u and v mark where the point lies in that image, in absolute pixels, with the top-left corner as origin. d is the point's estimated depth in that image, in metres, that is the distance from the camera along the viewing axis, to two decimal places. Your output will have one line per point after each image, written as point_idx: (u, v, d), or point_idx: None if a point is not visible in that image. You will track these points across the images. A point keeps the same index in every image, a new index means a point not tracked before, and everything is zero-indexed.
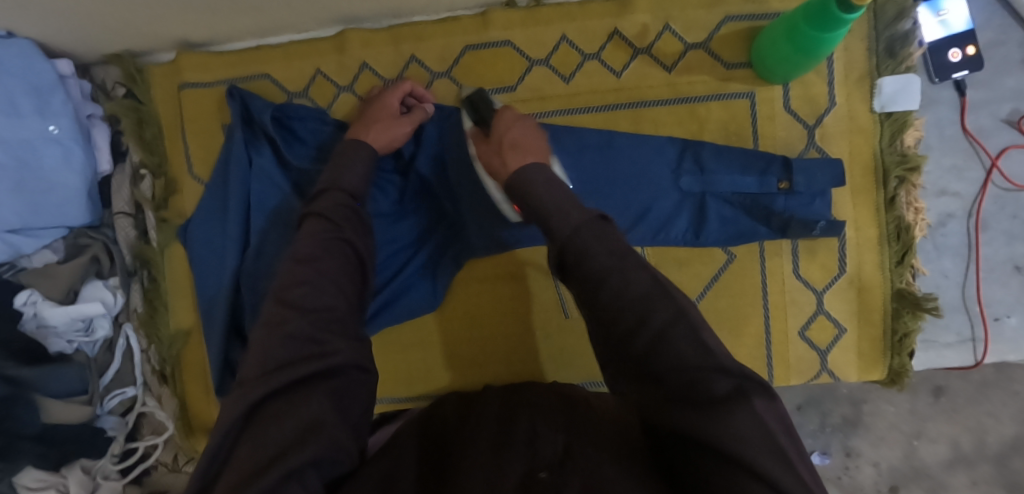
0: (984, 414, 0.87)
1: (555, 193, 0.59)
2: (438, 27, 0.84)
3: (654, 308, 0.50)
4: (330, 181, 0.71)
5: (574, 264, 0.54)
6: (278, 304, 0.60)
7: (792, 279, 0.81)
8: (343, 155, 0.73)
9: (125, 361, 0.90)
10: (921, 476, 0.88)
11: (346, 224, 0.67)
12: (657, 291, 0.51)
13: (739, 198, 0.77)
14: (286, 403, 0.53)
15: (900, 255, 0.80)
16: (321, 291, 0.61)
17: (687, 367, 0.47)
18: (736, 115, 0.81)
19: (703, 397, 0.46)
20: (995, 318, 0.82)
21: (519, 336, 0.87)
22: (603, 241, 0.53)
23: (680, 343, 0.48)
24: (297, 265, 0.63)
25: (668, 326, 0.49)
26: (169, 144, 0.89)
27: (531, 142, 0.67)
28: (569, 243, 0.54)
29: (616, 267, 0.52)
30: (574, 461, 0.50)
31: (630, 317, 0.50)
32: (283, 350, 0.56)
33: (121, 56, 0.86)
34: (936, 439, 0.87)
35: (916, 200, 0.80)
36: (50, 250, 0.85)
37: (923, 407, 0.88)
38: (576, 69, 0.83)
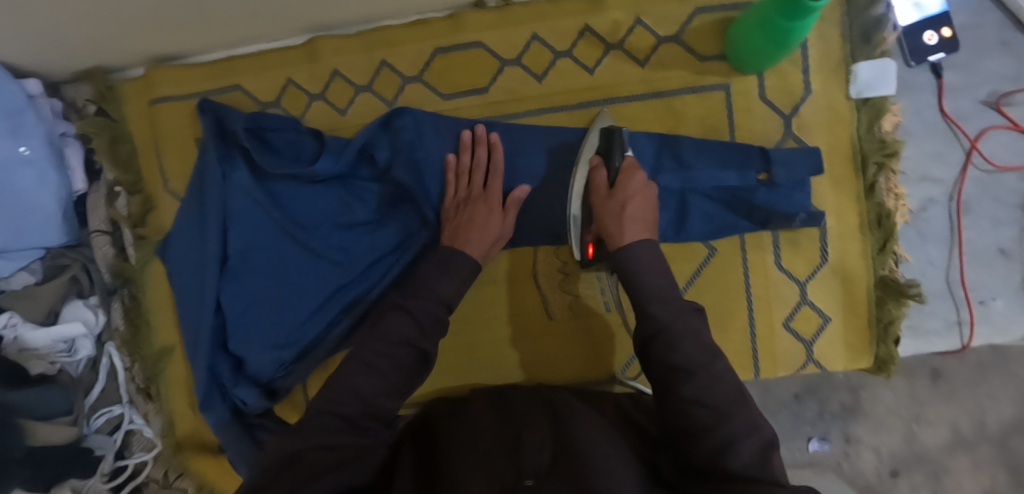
0: (983, 396, 0.86)
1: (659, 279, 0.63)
2: (410, 32, 0.83)
3: (735, 417, 0.55)
4: (423, 290, 0.69)
5: (662, 354, 0.59)
6: (336, 382, 0.61)
7: (776, 271, 0.81)
8: (447, 264, 0.71)
9: (110, 380, 0.91)
10: (922, 460, 0.87)
11: (429, 333, 0.66)
12: (733, 401, 0.56)
13: (719, 192, 0.77)
14: (329, 455, 0.55)
15: (883, 243, 0.80)
16: (386, 386, 0.62)
17: (750, 468, 0.53)
18: (713, 108, 0.80)
19: (761, 484, 0.51)
20: (981, 301, 0.81)
21: (504, 340, 0.87)
22: (697, 340, 0.59)
23: (746, 450, 0.53)
24: (363, 350, 0.63)
25: (738, 438, 0.54)
26: (144, 161, 0.88)
27: (640, 221, 0.67)
28: (662, 341, 0.59)
29: (703, 368, 0.57)
30: (562, 465, 0.51)
31: (708, 415, 0.55)
32: (331, 419, 0.58)
33: (91, 73, 0.85)
34: (935, 422, 0.87)
35: (896, 186, 0.80)
36: (28, 272, 0.84)
37: (921, 391, 0.87)
38: (549, 68, 0.82)
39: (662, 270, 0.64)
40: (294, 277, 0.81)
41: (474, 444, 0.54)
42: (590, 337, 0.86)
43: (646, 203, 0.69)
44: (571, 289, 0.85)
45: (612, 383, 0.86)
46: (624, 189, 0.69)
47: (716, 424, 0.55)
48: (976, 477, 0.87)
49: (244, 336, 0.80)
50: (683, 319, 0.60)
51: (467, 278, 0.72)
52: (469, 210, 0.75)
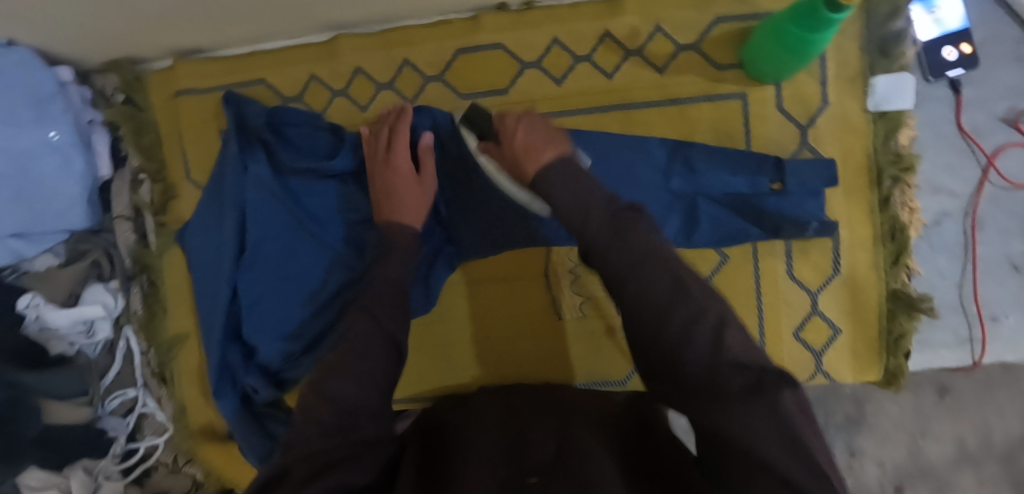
0: (990, 412, 0.86)
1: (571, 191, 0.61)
2: (429, 32, 0.84)
3: (676, 308, 0.49)
4: (382, 278, 0.70)
5: (601, 263, 0.55)
6: (311, 393, 0.56)
7: (786, 280, 0.81)
8: (390, 246, 0.75)
9: (125, 363, 0.91)
10: (926, 475, 0.87)
11: (392, 321, 0.64)
12: (673, 291, 0.50)
13: (728, 198, 0.78)
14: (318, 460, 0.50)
15: (896, 255, 0.80)
16: (359, 385, 0.57)
17: (704, 365, 0.46)
18: (727, 115, 0.81)
19: (721, 396, 0.44)
20: (992, 318, 0.81)
21: (513, 337, 0.87)
22: (626, 243, 0.53)
23: (697, 345, 0.47)
24: (336, 356, 0.59)
25: (682, 331, 0.47)
26: (167, 150, 0.90)
27: (542, 142, 0.68)
28: (599, 254, 0.55)
29: (632, 263, 0.52)
30: (563, 465, 0.51)
31: (649, 314, 0.49)
32: (310, 430, 0.53)
33: (119, 63, 0.87)
34: (941, 438, 0.86)
35: (910, 200, 0.80)
36: (52, 254, 0.86)
37: (928, 406, 0.87)
38: (567, 72, 0.83)
39: (575, 187, 0.61)
40: (306, 268, 0.83)
41: (481, 441, 0.55)
42: (597, 337, 0.87)
43: (536, 127, 0.70)
44: (578, 291, 0.86)
45: (613, 385, 0.87)
46: (506, 138, 0.71)
47: (660, 324, 0.49)
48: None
49: (257, 326, 0.82)
50: (616, 229, 0.55)
51: (409, 246, 0.75)
52: (381, 177, 0.79)
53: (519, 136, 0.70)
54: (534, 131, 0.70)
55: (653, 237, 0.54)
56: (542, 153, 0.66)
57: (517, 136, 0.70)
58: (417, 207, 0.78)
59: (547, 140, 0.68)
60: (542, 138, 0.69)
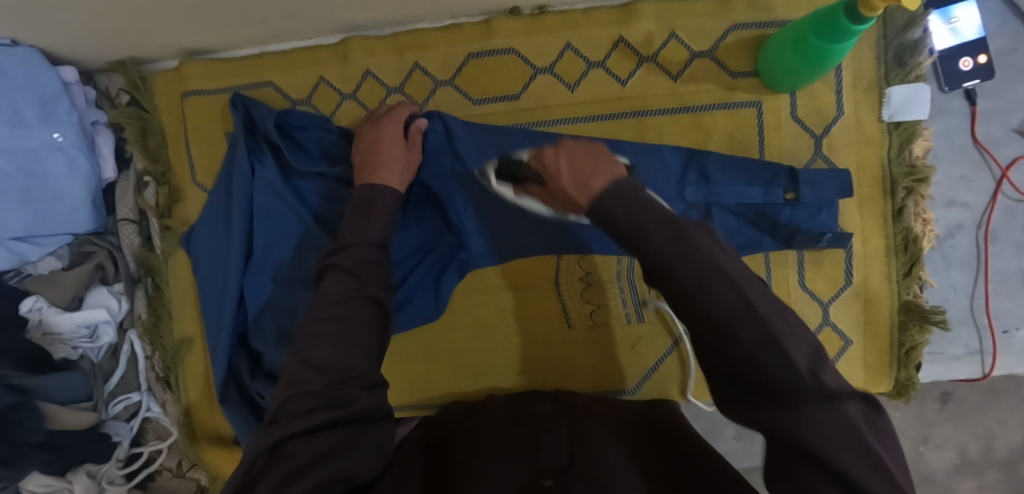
0: (993, 421, 0.85)
1: (571, 169, 0.54)
2: (440, 35, 0.83)
3: (743, 323, 0.43)
4: (355, 236, 0.68)
5: (662, 275, 0.46)
6: (297, 362, 0.58)
7: (798, 291, 0.81)
8: (368, 205, 0.71)
9: (130, 366, 0.90)
10: (928, 482, 0.87)
11: (372, 280, 0.64)
12: (742, 307, 0.43)
13: (744, 208, 0.77)
14: (311, 447, 0.53)
15: (909, 267, 0.79)
16: (347, 351, 0.58)
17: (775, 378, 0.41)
18: (742, 124, 0.80)
19: (797, 406, 0.41)
20: (1004, 330, 0.81)
21: (524, 345, 0.87)
22: (690, 260, 0.45)
23: (766, 357, 0.42)
24: (320, 323, 0.60)
25: (756, 351, 0.42)
26: (173, 152, 0.88)
27: (594, 171, 0.53)
28: (661, 276, 0.46)
29: (695, 275, 0.44)
30: (576, 468, 0.51)
31: (710, 323, 0.43)
32: (303, 400, 0.55)
33: (125, 63, 0.86)
34: (943, 445, 0.87)
35: (924, 211, 0.79)
36: (55, 257, 0.85)
37: (930, 413, 0.87)
38: (580, 78, 0.82)
39: (638, 204, 0.49)
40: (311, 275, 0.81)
41: (493, 453, 0.55)
42: (609, 347, 0.86)
43: (588, 155, 0.54)
44: (590, 300, 0.85)
45: (622, 394, 0.86)
46: (551, 177, 0.56)
47: (724, 339, 0.43)
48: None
49: (264, 332, 0.81)
50: (678, 243, 0.46)
51: (389, 206, 0.71)
52: (368, 139, 0.77)
53: (564, 170, 0.55)
54: (578, 161, 0.54)
55: (716, 249, 0.46)
56: (595, 182, 0.51)
57: (562, 169, 0.55)
58: (399, 169, 0.75)
59: (600, 168, 0.53)
60: (595, 166, 0.53)
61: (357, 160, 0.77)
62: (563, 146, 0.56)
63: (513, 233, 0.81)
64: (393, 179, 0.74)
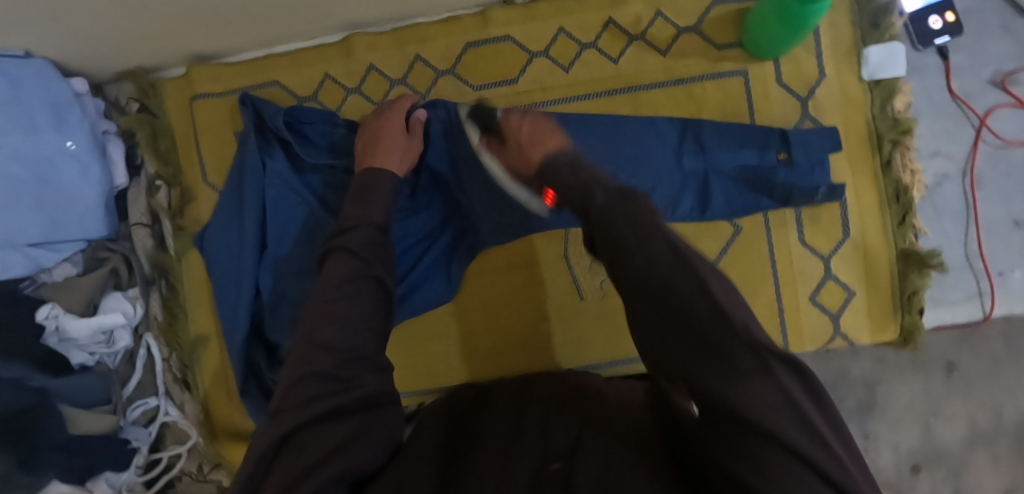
0: (999, 390, 0.85)
1: (530, 126, 0.71)
2: (440, 28, 0.86)
3: (682, 283, 0.46)
4: (356, 218, 0.70)
5: (603, 240, 0.52)
6: (306, 344, 0.57)
7: (799, 247, 0.84)
8: (368, 188, 0.73)
9: (147, 372, 0.91)
10: (941, 455, 0.86)
11: (374, 261, 0.66)
12: (677, 263, 0.48)
13: (742, 173, 0.81)
14: (324, 440, 0.50)
15: (902, 216, 0.83)
16: (352, 328, 0.59)
17: (710, 331, 0.44)
18: (731, 93, 0.84)
19: (728, 362, 0.42)
20: (999, 273, 0.84)
21: (536, 321, 0.89)
22: (633, 222, 0.51)
23: (700, 312, 0.45)
24: (324, 304, 0.60)
25: (689, 305, 0.45)
26: (184, 154, 0.90)
27: (547, 132, 0.69)
28: (597, 229, 0.53)
29: (636, 237, 0.50)
30: (583, 451, 0.51)
31: (657, 281, 0.47)
32: (312, 384, 0.54)
33: (135, 73, 0.88)
34: (953, 417, 0.86)
35: (911, 162, 0.83)
36: (70, 264, 0.86)
37: (936, 386, 0.86)
38: (575, 59, 0.86)
39: (579, 169, 0.61)
40: None
41: (499, 451, 0.53)
42: (620, 317, 0.88)
43: (540, 121, 0.72)
44: (599, 271, 0.88)
45: (637, 362, 0.88)
46: (511, 131, 0.72)
47: (665, 290, 0.47)
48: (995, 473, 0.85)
49: (280, 321, 0.82)
50: (627, 211, 0.52)
51: (388, 188, 0.74)
52: (371, 129, 0.80)
53: (522, 130, 0.71)
54: (534, 123, 0.71)
55: (658, 218, 0.52)
56: (548, 140, 0.67)
57: (521, 129, 0.71)
58: (397, 154, 0.77)
59: (550, 131, 0.69)
60: (546, 129, 0.70)
61: (359, 148, 0.80)
62: (525, 113, 0.73)
63: (513, 215, 0.81)
64: (394, 163, 0.76)
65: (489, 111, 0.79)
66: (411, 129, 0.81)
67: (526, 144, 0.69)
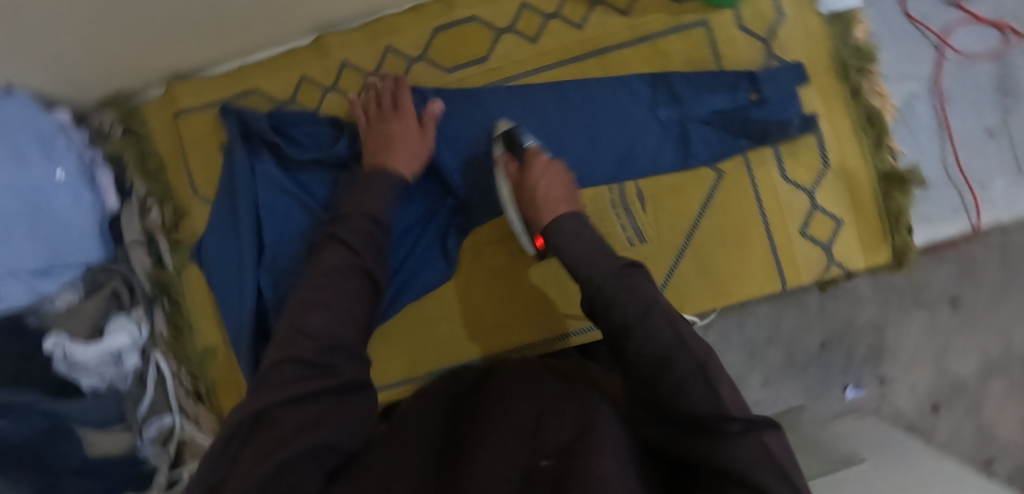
0: (1002, 319, 1.06)
1: (549, 184, 0.78)
2: (408, 17, 0.89)
3: (676, 358, 0.54)
4: (354, 208, 0.73)
5: (603, 315, 0.62)
6: (289, 328, 0.61)
7: (782, 183, 0.85)
8: (369, 180, 0.76)
9: (158, 391, 0.91)
10: (959, 388, 1.06)
11: (365, 252, 0.69)
12: (677, 343, 0.56)
13: (717, 117, 0.84)
14: (296, 418, 0.54)
15: (877, 139, 0.85)
16: (337, 320, 0.63)
17: (700, 404, 0.50)
18: (696, 43, 0.86)
19: (714, 429, 0.49)
20: (981, 184, 0.86)
21: (538, 290, 0.90)
22: (633, 291, 0.61)
23: (692, 386, 0.52)
24: (314, 289, 0.65)
25: (685, 378, 0.52)
26: (173, 172, 0.92)
27: (560, 198, 0.77)
28: (598, 306, 0.62)
29: (637, 313, 0.59)
30: (583, 444, 0.45)
31: (652, 356, 0.56)
32: (292, 368, 0.58)
33: (116, 97, 0.91)
34: (962, 353, 1.06)
35: (878, 87, 0.85)
36: (72, 290, 0.86)
37: (942, 324, 1.07)
38: (541, 31, 0.88)
39: (584, 239, 0.70)
40: None
41: (490, 418, 0.53)
42: None
43: (558, 178, 0.79)
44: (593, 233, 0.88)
45: None
46: (534, 179, 0.78)
47: (662, 364, 0.54)
48: (1001, 395, 1.07)
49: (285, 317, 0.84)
50: (627, 284, 0.62)
51: (393, 187, 0.77)
52: (381, 117, 0.83)
53: (544, 184, 0.77)
54: (557, 182, 0.78)
55: (654, 288, 0.62)
56: (560, 207, 0.76)
57: (544, 183, 0.77)
58: (407, 152, 0.79)
59: (565, 197, 0.77)
60: (562, 194, 0.77)
61: (367, 136, 0.82)
62: (552, 165, 0.79)
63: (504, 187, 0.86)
64: (403, 163, 0.79)
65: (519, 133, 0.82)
66: (422, 124, 0.82)
67: (542, 201, 0.77)
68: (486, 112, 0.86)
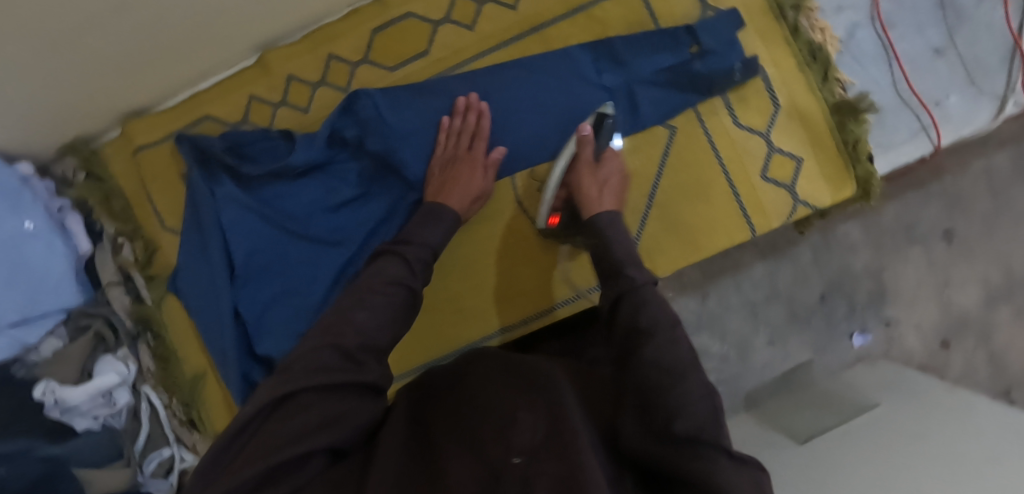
0: (1000, 241, 1.13)
1: (614, 181, 0.80)
2: (346, 22, 0.90)
3: (687, 379, 0.56)
4: (416, 237, 0.75)
5: (627, 317, 0.64)
6: (337, 315, 0.63)
7: (736, 130, 0.85)
8: (431, 213, 0.78)
9: (153, 424, 0.92)
10: (966, 318, 1.13)
11: (419, 275, 0.71)
12: (689, 366, 0.58)
13: (663, 74, 0.84)
14: (308, 413, 0.52)
15: (823, 73, 0.84)
16: (381, 322, 0.64)
17: (701, 429, 0.52)
18: (631, 6, 0.87)
19: (706, 451, 0.51)
20: (936, 103, 0.86)
21: (508, 271, 0.90)
22: (659, 305, 0.64)
23: (696, 408, 0.54)
24: (361, 290, 0.66)
25: (692, 399, 0.54)
26: (139, 209, 0.93)
27: (615, 193, 0.80)
28: (626, 309, 0.65)
29: (662, 330, 0.61)
30: (563, 441, 0.46)
31: (666, 372, 0.56)
32: (323, 357, 0.57)
33: (74, 145, 0.92)
34: (965, 284, 1.13)
35: (817, 21, 0.85)
36: (55, 337, 0.90)
37: (942, 257, 1.12)
38: (476, 17, 0.89)
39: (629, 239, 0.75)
40: (300, 265, 0.86)
41: (476, 410, 0.52)
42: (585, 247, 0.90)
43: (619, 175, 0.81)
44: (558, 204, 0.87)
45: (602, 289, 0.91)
46: (602, 174, 0.80)
47: (675, 381, 0.56)
48: (1008, 321, 1.14)
49: (267, 330, 0.85)
50: (659, 301, 0.65)
51: (449, 225, 0.78)
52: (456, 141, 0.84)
53: (606, 179, 0.80)
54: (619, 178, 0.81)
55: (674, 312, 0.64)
56: (612, 203, 0.78)
57: (607, 177, 0.80)
58: (469, 197, 0.82)
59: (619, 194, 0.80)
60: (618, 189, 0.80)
61: (441, 154, 0.84)
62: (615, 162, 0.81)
63: None
64: (459, 205, 0.80)
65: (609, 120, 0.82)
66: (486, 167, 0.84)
67: (602, 194, 0.79)
68: (432, 103, 0.86)
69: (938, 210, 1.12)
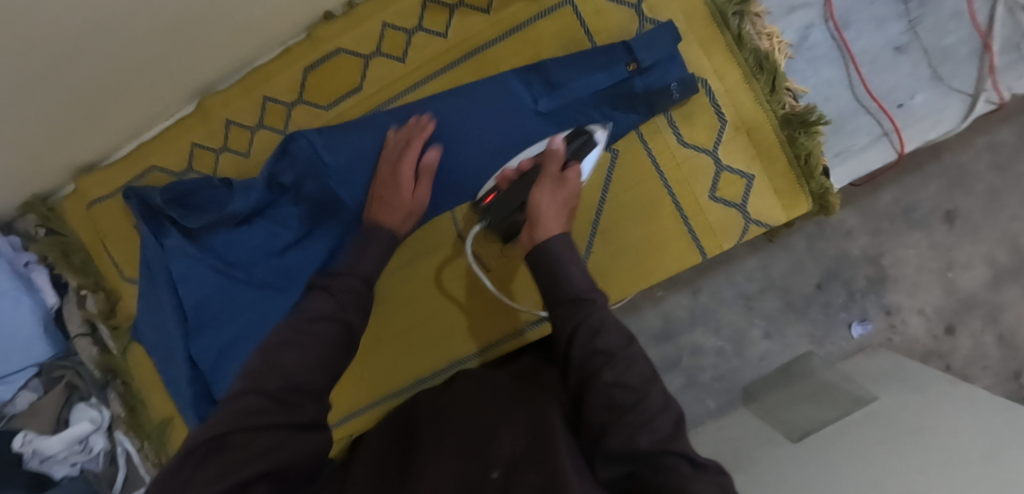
0: (1006, 218, 1.04)
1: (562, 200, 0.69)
2: (278, 61, 0.88)
3: (648, 395, 0.54)
4: (346, 267, 0.69)
5: (582, 341, 0.58)
6: (259, 361, 0.55)
7: (680, 150, 0.81)
8: (365, 242, 0.73)
9: (129, 467, 0.96)
10: (973, 300, 1.05)
11: (350, 306, 0.65)
12: (649, 379, 0.56)
13: (599, 96, 0.79)
14: (253, 444, 0.49)
15: (772, 83, 0.79)
16: (312, 363, 0.57)
17: (664, 440, 0.52)
18: (565, 24, 0.83)
19: (669, 464, 0.50)
20: (898, 105, 0.80)
21: (449, 305, 0.89)
22: (613, 323, 0.59)
23: (659, 421, 0.53)
24: (289, 330, 0.59)
25: (655, 414, 0.53)
26: (98, 261, 0.95)
27: (554, 213, 0.67)
28: (581, 332, 0.59)
29: (620, 349, 0.57)
30: (525, 460, 0.50)
31: (630, 394, 0.54)
32: (252, 398, 0.52)
33: (30, 202, 0.94)
34: (971, 263, 1.05)
35: (765, 26, 0.80)
36: (29, 390, 0.92)
37: (943, 238, 1.05)
38: (407, 47, 0.87)
39: (579, 265, 0.64)
40: (252, 309, 0.86)
41: (448, 437, 0.57)
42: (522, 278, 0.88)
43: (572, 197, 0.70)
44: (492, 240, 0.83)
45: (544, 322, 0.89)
46: (553, 188, 0.69)
47: (635, 399, 0.54)
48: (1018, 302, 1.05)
49: (221, 378, 0.86)
50: (614, 321, 0.60)
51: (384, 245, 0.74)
52: (398, 158, 0.79)
53: (548, 196, 0.68)
54: (564, 198, 0.69)
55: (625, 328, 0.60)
56: (552, 223, 0.66)
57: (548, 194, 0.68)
58: (402, 214, 0.77)
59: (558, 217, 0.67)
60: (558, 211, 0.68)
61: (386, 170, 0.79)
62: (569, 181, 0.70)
63: None
64: (393, 224, 0.76)
65: (588, 146, 0.75)
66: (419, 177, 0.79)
67: (547, 207, 0.67)
68: (367, 142, 0.84)
69: (936, 191, 1.04)
